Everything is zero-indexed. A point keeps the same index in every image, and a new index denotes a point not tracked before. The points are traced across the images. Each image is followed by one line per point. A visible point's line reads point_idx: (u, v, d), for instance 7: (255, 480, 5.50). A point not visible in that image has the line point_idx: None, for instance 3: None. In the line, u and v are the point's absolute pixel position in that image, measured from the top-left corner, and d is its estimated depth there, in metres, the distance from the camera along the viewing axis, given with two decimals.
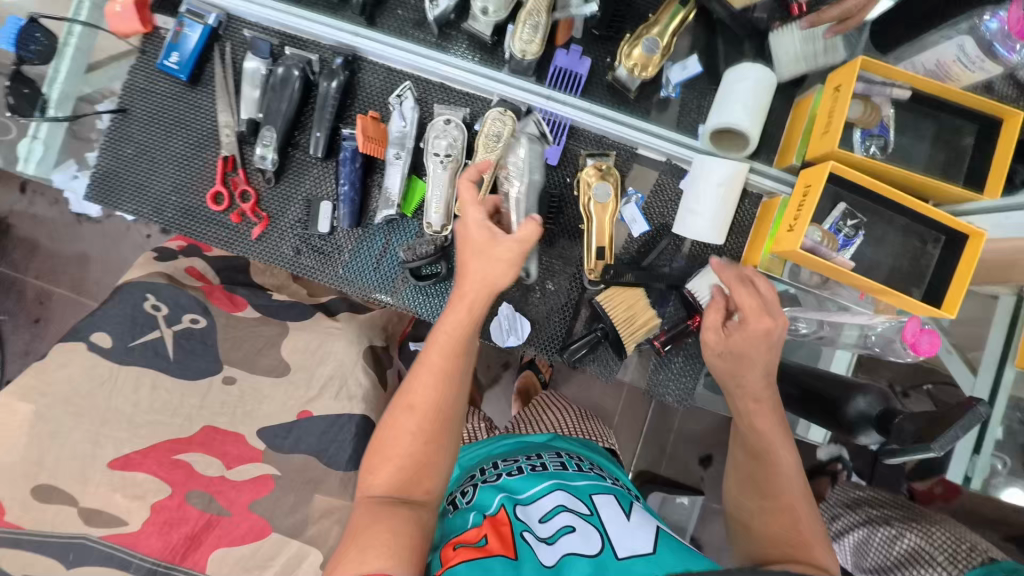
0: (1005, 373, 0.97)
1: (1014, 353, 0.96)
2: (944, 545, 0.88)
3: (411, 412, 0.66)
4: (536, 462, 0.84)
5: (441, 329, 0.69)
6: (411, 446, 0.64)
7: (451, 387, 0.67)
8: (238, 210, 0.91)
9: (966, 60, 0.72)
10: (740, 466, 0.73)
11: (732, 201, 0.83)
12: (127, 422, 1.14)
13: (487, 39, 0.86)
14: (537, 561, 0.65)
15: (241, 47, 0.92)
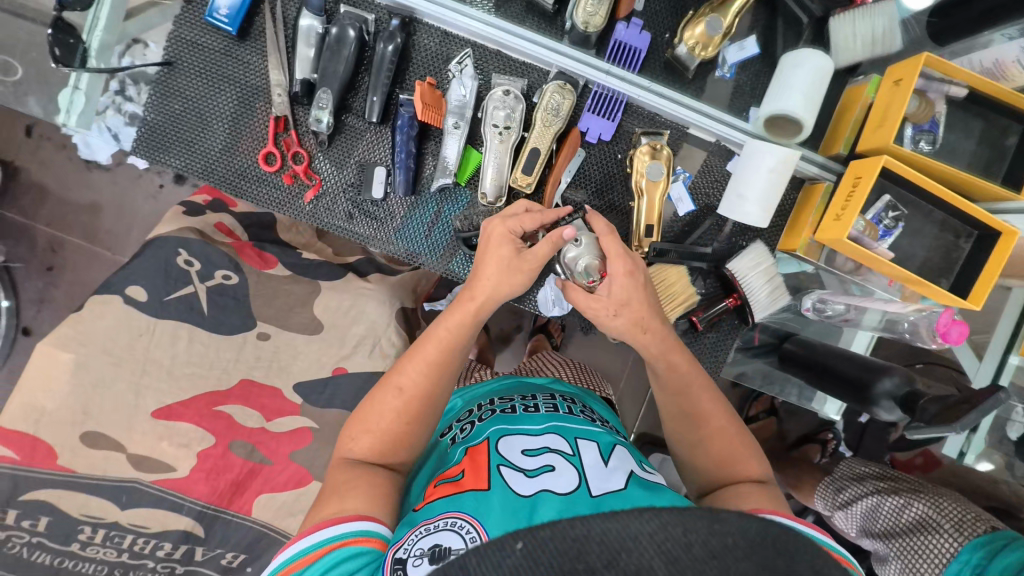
0: (1009, 360, 1.03)
1: (1019, 343, 1.02)
2: (953, 515, 0.99)
3: (398, 393, 0.68)
4: (529, 403, 0.79)
5: (437, 327, 0.71)
6: (392, 422, 0.67)
7: (442, 377, 0.70)
8: (291, 171, 0.91)
9: None
10: (669, 409, 0.74)
11: (781, 187, 0.85)
12: (166, 374, 1.18)
13: (549, 7, 0.85)
14: (510, 492, 0.58)
15: (291, 3, 0.89)
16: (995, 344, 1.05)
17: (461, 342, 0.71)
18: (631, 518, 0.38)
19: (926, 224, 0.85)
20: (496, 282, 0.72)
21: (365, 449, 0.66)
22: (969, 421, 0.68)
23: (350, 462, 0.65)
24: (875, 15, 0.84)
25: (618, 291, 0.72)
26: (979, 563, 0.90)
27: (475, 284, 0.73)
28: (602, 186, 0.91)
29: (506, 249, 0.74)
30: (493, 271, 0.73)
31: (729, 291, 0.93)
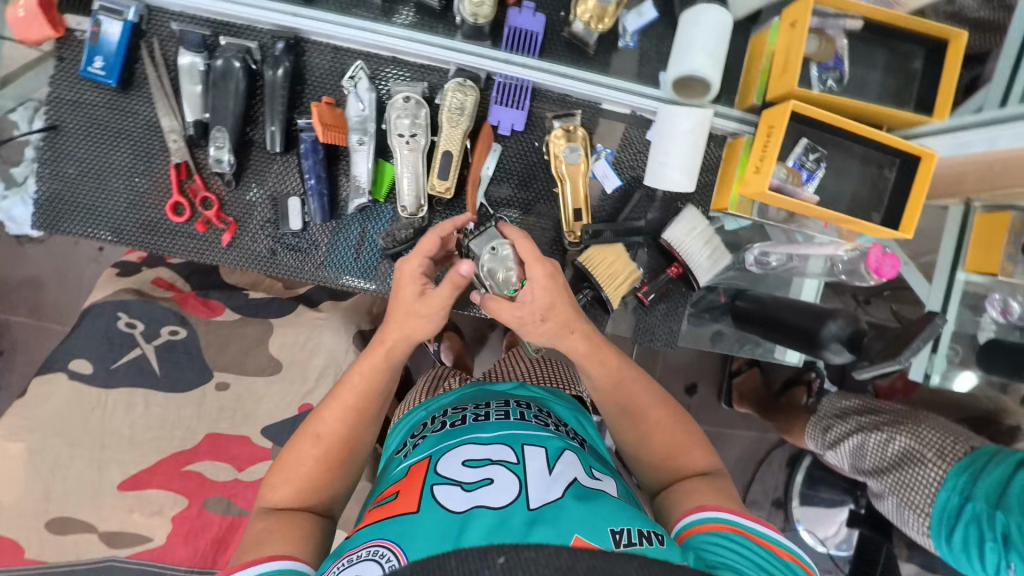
0: (956, 279, 1.05)
1: (964, 259, 1.04)
2: (933, 442, 1.01)
3: (316, 441, 0.67)
4: (480, 412, 0.76)
5: (351, 374, 0.71)
6: (312, 469, 0.66)
7: (362, 423, 0.69)
8: (203, 218, 0.87)
9: None
10: (607, 409, 0.74)
11: (700, 148, 0.84)
12: (128, 443, 1.14)
13: (436, 5, 0.82)
14: (442, 511, 0.57)
15: (170, 41, 0.85)
16: (942, 267, 1.07)
17: (379, 384, 0.70)
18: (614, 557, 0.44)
19: (849, 160, 0.84)
20: (402, 330, 0.70)
21: (283, 496, 0.65)
22: (915, 347, 0.68)
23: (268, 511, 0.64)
24: None
25: (539, 297, 0.69)
26: (967, 488, 0.93)
27: (385, 329, 0.71)
28: (525, 176, 0.89)
29: (414, 289, 0.71)
30: (398, 318, 0.71)
31: (670, 261, 0.91)
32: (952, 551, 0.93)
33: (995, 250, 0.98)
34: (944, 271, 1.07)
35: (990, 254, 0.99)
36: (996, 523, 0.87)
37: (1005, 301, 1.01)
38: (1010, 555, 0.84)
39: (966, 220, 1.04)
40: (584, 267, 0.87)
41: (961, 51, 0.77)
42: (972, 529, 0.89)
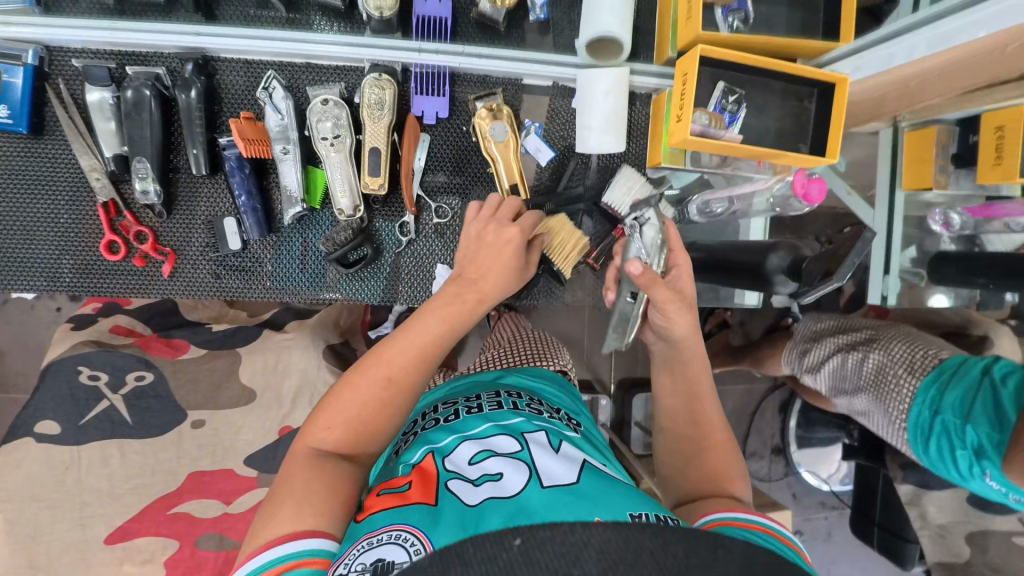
0: (897, 198, 1.08)
1: (901, 178, 1.07)
2: (903, 358, 1.01)
3: (386, 384, 0.67)
4: (472, 404, 0.77)
5: (426, 317, 0.71)
6: (371, 412, 0.65)
7: (427, 370, 0.69)
8: (140, 252, 0.85)
9: None
10: (673, 412, 0.77)
11: (623, 107, 0.84)
12: (110, 496, 1.12)
13: (341, 5, 0.81)
14: (460, 504, 0.55)
15: (77, 80, 0.83)
16: (880, 186, 1.10)
17: (456, 330, 0.72)
18: (631, 531, 0.36)
19: (768, 97, 0.86)
20: (496, 274, 0.76)
21: (327, 439, 0.64)
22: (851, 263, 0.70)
23: (313, 453, 0.62)
24: None
25: (684, 285, 0.78)
26: (936, 401, 0.94)
27: (480, 280, 0.76)
28: (457, 161, 0.90)
29: (516, 242, 0.76)
30: (493, 273, 0.76)
31: (615, 223, 0.92)
32: (931, 459, 0.97)
33: (927, 163, 1.01)
34: (885, 189, 1.09)
35: (921, 171, 1.02)
36: (965, 434, 0.88)
37: (946, 213, 1.06)
38: (980, 462, 0.87)
39: (896, 140, 1.08)
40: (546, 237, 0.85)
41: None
42: (943, 440, 0.93)
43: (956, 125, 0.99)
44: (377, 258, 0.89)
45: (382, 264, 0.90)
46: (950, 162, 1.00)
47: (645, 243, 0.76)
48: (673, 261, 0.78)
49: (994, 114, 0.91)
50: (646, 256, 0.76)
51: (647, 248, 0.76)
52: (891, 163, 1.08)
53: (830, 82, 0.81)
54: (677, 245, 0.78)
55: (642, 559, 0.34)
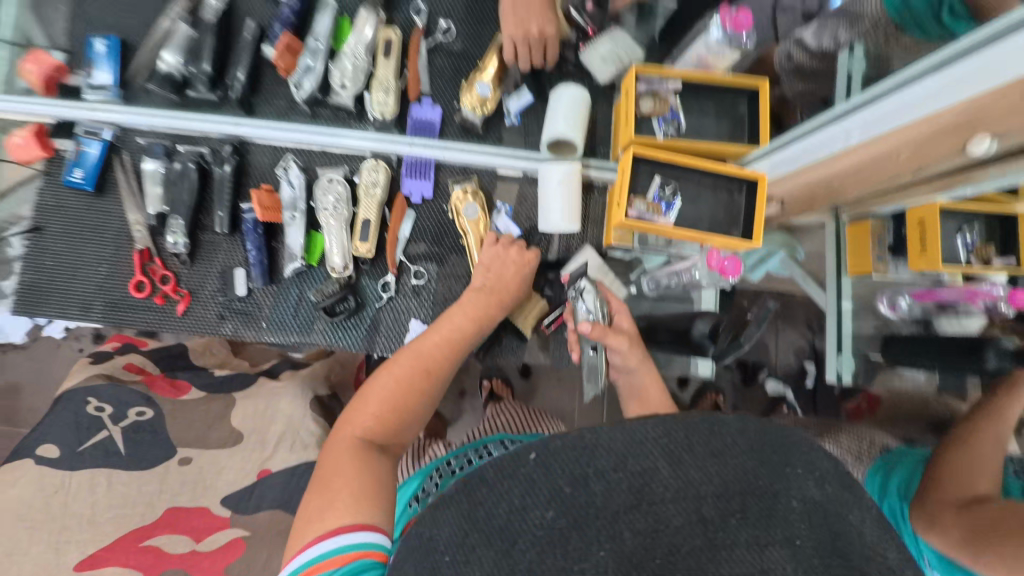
0: (844, 282, 1.10)
1: (846, 265, 1.09)
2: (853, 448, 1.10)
3: (426, 373, 0.80)
4: (481, 451, 0.96)
5: (453, 316, 0.90)
6: (413, 397, 0.77)
7: (454, 360, 0.85)
8: (161, 292, 1.01)
9: (712, 51, 0.93)
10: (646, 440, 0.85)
11: (575, 193, 1.00)
12: (87, 523, 1.18)
13: (351, 108, 1.03)
14: None
15: (138, 153, 1.03)
16: (829, 273, 1.12)
17: (475, 329, 0.90)
18: (632, 425, 0.37)
19: (700, 189, 0.95)
20: (512, 287, 0.96)
21: (373, 427, 0.71)
22: None
23: (360, 440, 0.68)
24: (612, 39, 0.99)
25: (626, 325, 0.90)
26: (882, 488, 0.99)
27: (499, 287, 0.95)
28: (437, 233, 1.05)
29: (533, 263, 0.98)
30: (511, 284, 0.96)
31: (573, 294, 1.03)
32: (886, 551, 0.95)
33: (865, 252, 1.04)
34: (832, 275, 1.12)
35: (857, 257, 1.06)
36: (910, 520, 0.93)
37: (892, 296, 1.09)
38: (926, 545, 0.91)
39: (837, 230, 1.10)
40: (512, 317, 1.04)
41: (768, 93, 0.95)
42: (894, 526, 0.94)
43: (891, 217, 1.02)
44: (360, 311, 1.02)
45: (364, 316, 1.02)
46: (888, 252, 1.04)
47: (589, 304, 0.91)
48: (615, 313, 0.92)
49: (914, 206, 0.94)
50: (592, 314, 0.90)
51: (591, 307, 0.91)
52: (835, 251, 1.11)
53: (753, 180, 0.93)
54: (614, 301, 0.93)
55: (649, 447, 0.36)
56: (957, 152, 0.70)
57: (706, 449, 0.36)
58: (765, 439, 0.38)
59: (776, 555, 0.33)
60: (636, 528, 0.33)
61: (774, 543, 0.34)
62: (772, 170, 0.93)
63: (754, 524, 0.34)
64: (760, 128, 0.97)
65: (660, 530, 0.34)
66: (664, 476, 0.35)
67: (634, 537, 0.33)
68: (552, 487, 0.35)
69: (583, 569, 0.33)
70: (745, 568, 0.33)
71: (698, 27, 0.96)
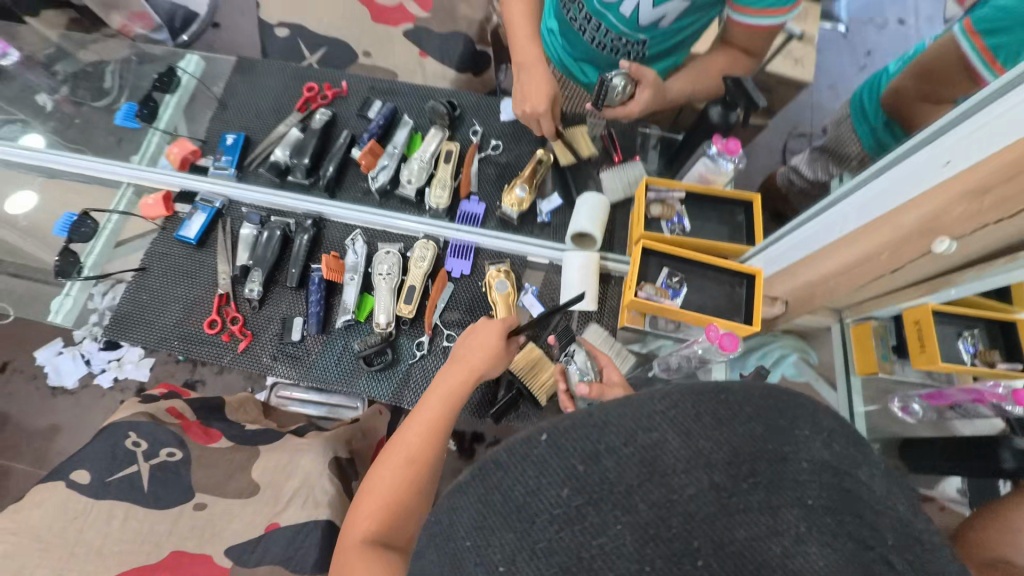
0: (852, 381, 1.23)
1: (853, 366, 1.22)
2: None
3: (410, 460, 0.89)
4: None
5: (434, 394, 0.97)
6: (403, 490, 0.87)
7: (436, 438, 0.92)
8: (229, 330, 1.16)
9: (711, 170, 1.14)
10: None
11: (592, 278, 1.16)
12: (93, 554, 1.15)
13: (413, 198, 1.26)
14: None
15: (237, 219, 1.27)
16: (839, 373, 1.25)
17: (452, 400, 0.96)
18: (639, 397, 0.33)
19: (705, 281, 1.09)
20: (486, 352, 1.00)
21: (371, 527, 0.84)
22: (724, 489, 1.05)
23: (363, 542, 0.82)
24: (628, 166, 1.25)
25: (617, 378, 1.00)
26: None
27: (471, 358, 1.00)
28: (470, 304, 1.21)
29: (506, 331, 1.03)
30: (481, 353, 1.00)
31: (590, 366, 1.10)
32: None
33: (870, 352, 1.16)
34: (842, 374, 1.24)
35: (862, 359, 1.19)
36: None
37: (905, 398, 1.17)
38: None
39: (843, 333, 1.22)
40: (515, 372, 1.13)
41: (759, 205, 1.13)
42: None
43: (890, 321, 1.16)
44: (394, 364, 1.14)
45: (396, 370, 1.14)
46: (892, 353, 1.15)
47: (581, 363, 1.07)
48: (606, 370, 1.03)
49: (910, 310, 1.08)
50: (582, 371, 1.05)
51: (582, 365, 1.06)
52: (843, 351, 1.23)
53: (750, 274, 1.07)
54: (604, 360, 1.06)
55: (658, 420, 0.33)
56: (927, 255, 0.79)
57: (714, 415, 0.33)
58: (772, 398, 0.35)
59: (791, 515, 0.32)
60: (651, 499, 0.31)
61: (787, 505, 0.32)
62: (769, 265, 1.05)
63: (767, 488, 0.32)
64: (755, 232, 1.13)
65: (676, 500, 0.31)
66: (676, 447, 0.32)
67: (650, 510, 0.31)
68: (565, 466, 0.32)
69: (601, 546, 0.31)
70: (761, 531, 0.31)
71: (699, 150, 1.18)
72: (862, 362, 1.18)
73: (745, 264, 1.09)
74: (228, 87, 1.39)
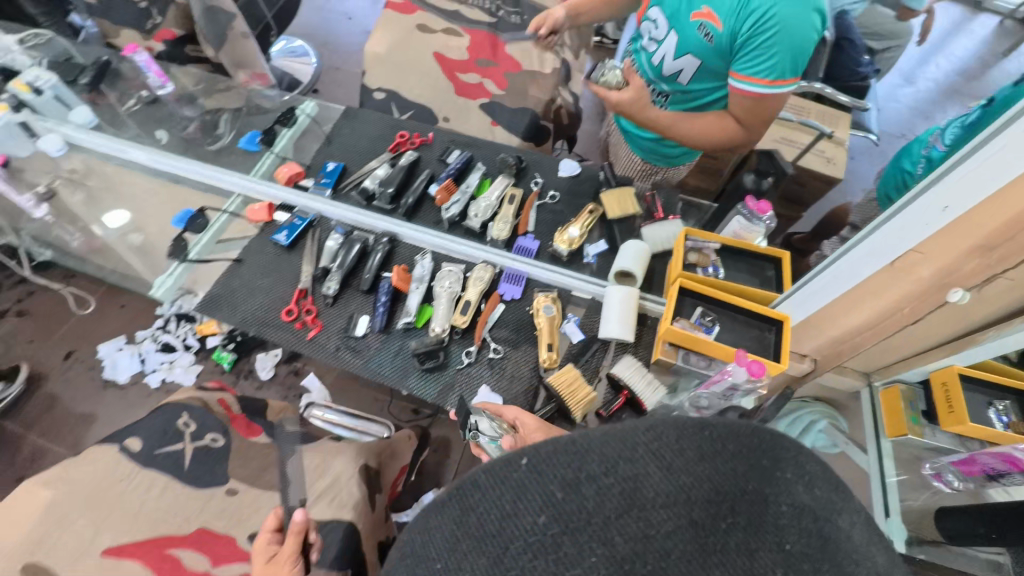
0: (884, 444, 1.28)
1: (883, 428, 1.28)
2: None
3: None
4: None
5: None
6: None
7: None
8: (302, 320, 1.31)
9: (744, 227, 1.29)
10: None
11: (630, 311, 1.26)
12: (131, 516, 1.29)
13: (477, 228, 1.43)
14: None
15: (324, 231, 1.46)
16: (870, 435, 1.30)
17: None
18: (626, 430, 0.36)
19: (736, 324, 1.19)
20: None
21: None
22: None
23: None
24: (667, 225, 1.40)
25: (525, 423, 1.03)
26: None
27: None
28: (517, 325, 1.32)
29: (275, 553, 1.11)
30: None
31: (620, 390, 1.19)
32: None
33: (899, 415, 1.22)
34: (873, 437, 1.30)
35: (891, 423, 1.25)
36: None
37: (938, 465, 1.21)
38: None
39: (872, 396, 1.30)
40: (550, 385, 1.18)
41: (787, 261, 1.25)
42: None
43: (919, 386, 1.23)
44: (443, 367, 1.25)
45: (445, 373, 1.24)
46: (921, 416, 1.21)
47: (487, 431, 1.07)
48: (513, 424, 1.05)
49: (937, 372, 1.16)
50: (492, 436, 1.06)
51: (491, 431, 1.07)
52: (873, 415, 1.29)
53: (778, 320, 1.16)
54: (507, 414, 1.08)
55: (642, 452, 0.35)
56: (943, 304, 0.95)
57: (695, 449, 0.35)
58: (759, 439, 0.37)
59: (767, 560, 0.33)
60: (627, 531, 0.33)
61: (765, 547, 0.33)
62: (797, 309, 1.12)
63: (747, 530, 0.34)
64: (782, 284, 1.24)
65: (652, 535, 0.33)
66: (656, 481, 0.34)
67: (626, 543, 0.32)
68: (544, 493, 0.34)
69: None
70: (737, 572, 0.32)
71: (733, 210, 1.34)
72: (891, 426, 1.25)
73: (774, 310, 1.18)
74: (335, 127, 1.67)
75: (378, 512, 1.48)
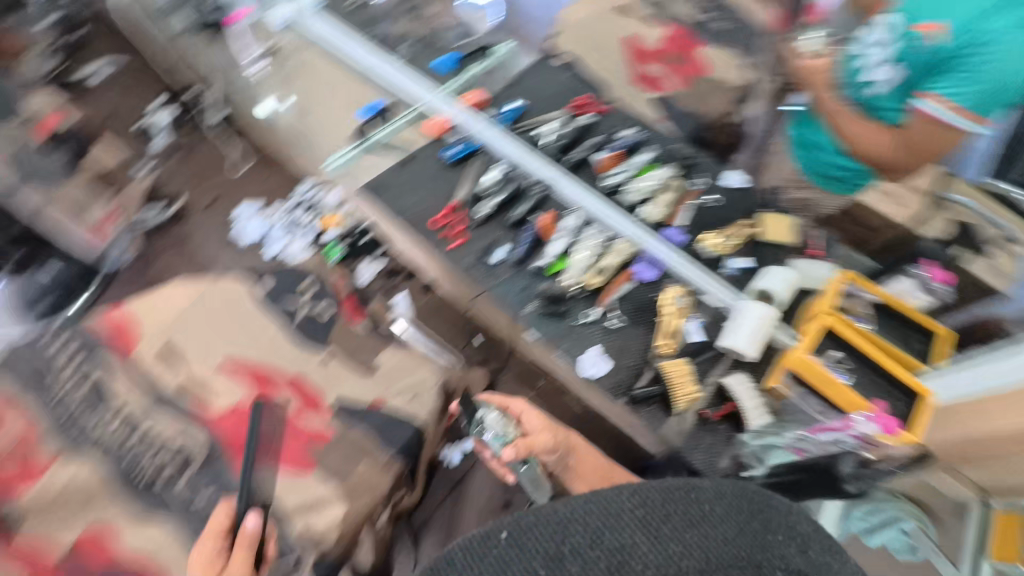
0: (982, 567, 1.17)
1: (988, 549, 1.16)
2: None
3: None
4: None
5: None
6: None
7: None
8: (449, 230, 1.39)
9: None
10: None
11: (763, 331, 1.24)
12: (252, 342, 1.48)
13: (628, 206, 1.45)
14: None
15: (487, 158, 1.51)
16: (967, 552, 1.19)
17: None
18: (613, 501, 0.54)
19: (868, 380, 1.14)
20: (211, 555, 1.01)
21: None
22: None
23: None
24: (820, 266, 1.38)
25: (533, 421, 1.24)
26: None
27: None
28: (641, 304, 1.33)
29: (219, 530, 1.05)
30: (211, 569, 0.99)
31: (726, 400, 1.22)
32: None
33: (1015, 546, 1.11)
34: (972, 555, 1.18)
35: (1001, 549, 1.14)
36: None
37: None
38: None
39: (987, 518, 1.16)
40: (662, 369, 1.22)
41: (944, 341, 1.18)
42: None
43: None
44: (563, 317, 1.28)
45: (563, 323, 1.28)
46: None
47: (495, 421, 1.22)
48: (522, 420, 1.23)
49: None
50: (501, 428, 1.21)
51: (498, 424, 1.22)
52: (981, 532, 1.17)
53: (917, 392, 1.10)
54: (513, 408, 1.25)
55: (626, 520, 0.53)
56: None
57: (686, 520, 0.53)
58: (749, 509, 0.56)
59: None
60: None
61: None
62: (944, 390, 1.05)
63: None
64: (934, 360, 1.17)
65: None
66: (647, 550, 0.51)
67: None
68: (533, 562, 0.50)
69: None
70: None
71: None
72: (999, 550, 1.14)
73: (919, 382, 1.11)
74: (521, 73, 1.75)
75: (441, 429, 1.52)
